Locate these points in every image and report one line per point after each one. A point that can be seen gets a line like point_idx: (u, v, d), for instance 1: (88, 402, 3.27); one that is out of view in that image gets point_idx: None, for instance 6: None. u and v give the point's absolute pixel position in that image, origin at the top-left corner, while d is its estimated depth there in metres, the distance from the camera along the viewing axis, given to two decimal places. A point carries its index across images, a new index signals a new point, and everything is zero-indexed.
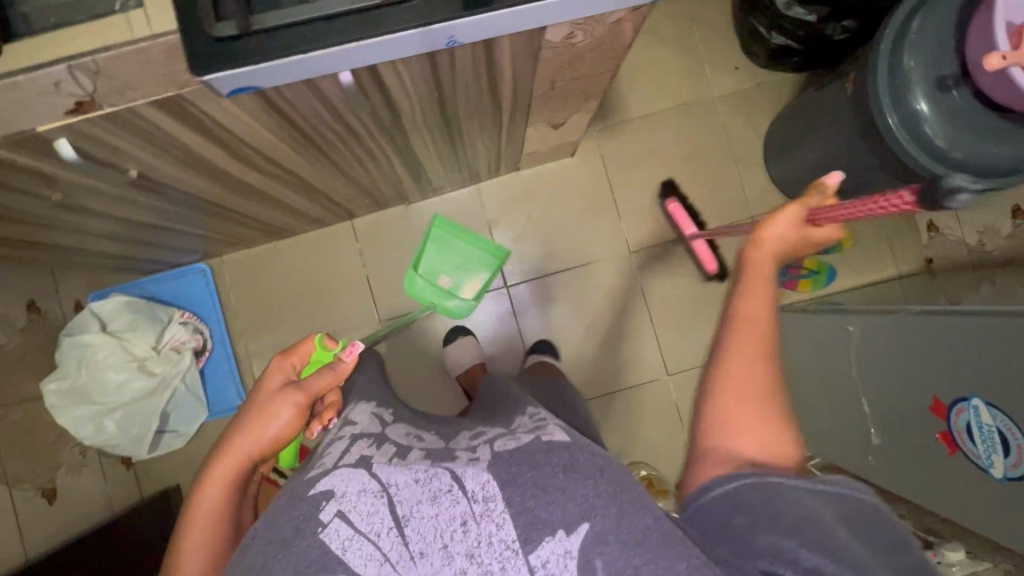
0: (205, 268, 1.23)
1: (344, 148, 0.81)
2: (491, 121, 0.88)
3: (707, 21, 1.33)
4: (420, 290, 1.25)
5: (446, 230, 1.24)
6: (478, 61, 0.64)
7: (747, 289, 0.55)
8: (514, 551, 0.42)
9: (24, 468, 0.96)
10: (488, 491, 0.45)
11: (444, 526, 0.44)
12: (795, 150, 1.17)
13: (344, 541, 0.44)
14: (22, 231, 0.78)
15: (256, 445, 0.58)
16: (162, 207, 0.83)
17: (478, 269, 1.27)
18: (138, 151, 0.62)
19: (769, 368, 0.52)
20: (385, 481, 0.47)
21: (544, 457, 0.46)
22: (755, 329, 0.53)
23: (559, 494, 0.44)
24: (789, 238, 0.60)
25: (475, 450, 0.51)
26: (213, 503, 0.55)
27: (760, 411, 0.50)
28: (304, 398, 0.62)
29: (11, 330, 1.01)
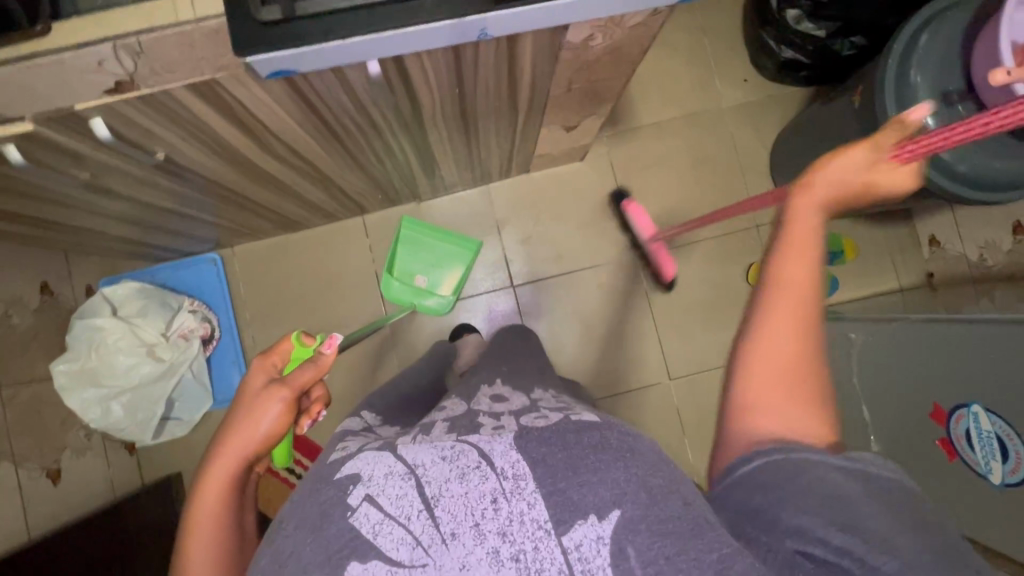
0: (217, 258, 1.24)
1: (363, 141, 0.83)
2: (506, 121, 0.90)
3: (717, 34, 1.36)
4: (396, 292, 1.25)
5: (417, 230, 1.25)
6: (501, 57, 0.66)
7: (785, 253, 0.48)
8: (547, 532, 0.42)
9: (30, 446, 0.96)
10: (518, 469, 0.46)
11: (475, 504, 0.44)
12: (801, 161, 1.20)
13: (375, 525, 0.44)
14: (45, 210, 0.79)
15: (247, 447, 0.56)
16: (183, 193, 0.84)
17: (451, 265, 1.27)
18: (168, 133, 0.64)
19: (808, 343, 0.46)
20: (411, 462, 0.48)
21: (574, 437, 0.48)
22: (794, 301, 0.46)
23: (591, 475, 0.45)
24: (849, 186, 0.50)
25: (499, 419, 0.55)
26: (210, 506, 0.54)
27: (796, 389, 0.45)
28: (290, 393, 0.60)
29: (24, 310, 1.02)
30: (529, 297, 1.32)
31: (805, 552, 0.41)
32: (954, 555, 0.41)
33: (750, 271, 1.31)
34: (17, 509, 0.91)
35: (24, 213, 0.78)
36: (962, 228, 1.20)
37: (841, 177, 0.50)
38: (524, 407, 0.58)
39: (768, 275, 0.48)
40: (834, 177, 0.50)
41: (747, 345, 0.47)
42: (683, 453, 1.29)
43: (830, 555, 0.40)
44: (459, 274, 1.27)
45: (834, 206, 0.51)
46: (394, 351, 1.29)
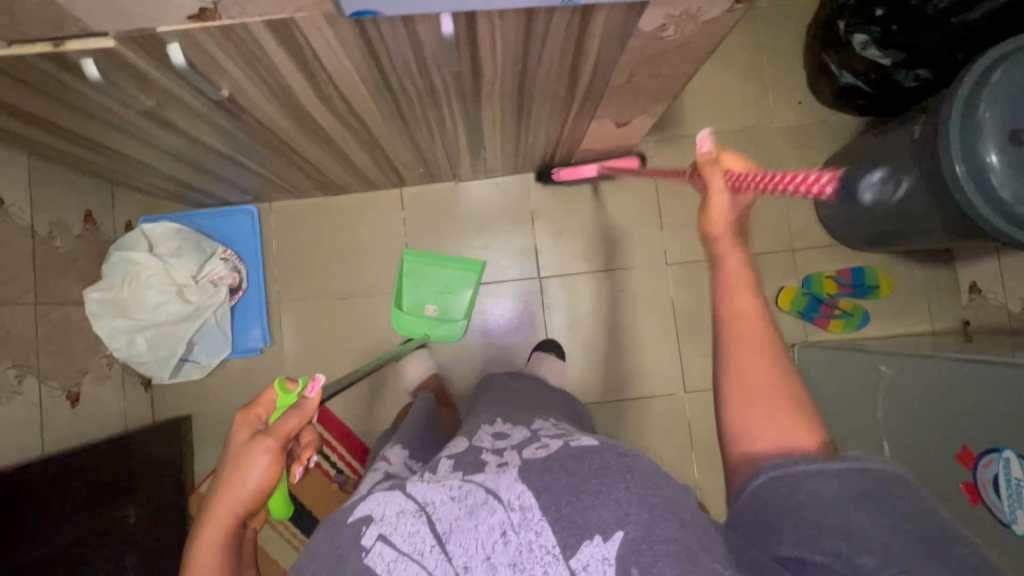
0: (253, 211, 1.26)
1: (419, 107, 0.84)
2: (560, 106, 0.90)
3: (777, 51, 1.34)
4: (408, 325, 1.27)
5: (418, 262, 1.27)
6: (572, 31, 0.66)
7: (730, 285, 0.51)
8: (556, 557, 0.46)
9: (56, 367, 0.99)
10: (524, 501, 0.50)
11: (484, 537, 0.48)
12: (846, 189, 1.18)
13: (389, 563, 0.47)
14: (104, 135, 0.81)
15: (237, 503, 0.58)
16: (237, 136, 0.86)
17: (460, 290, 1.28)
18: (236, 70, 0.65)
19: (774, 365, 0.48)
20: (421, 500, 0.52)
21: (575, 463, 0.52)
22: (752, 334, 0.49)
23: (593, 499, 0.48)
24: (734, 213, 0.54)
25: (502, 455, 0.59)
26: (207, 562, 0.56)
27: (774, 408, 0.47)
28: (274, 442, 0.59)
29: (67, 234, 1.05)
30: (556, 294, 1.32)
31: (803, 559, 0.42)
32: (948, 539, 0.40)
33: (781, 293, 1.29)
34: (37, 423, 0.93)
35: (79, 131, 0.80)
36: (1007, 278, 1.16)
37: (725, 214, 0.53)
38: (523, 440, 0.62)
39: (722, 318, 0.51)
40: (720, 215, 0.53)
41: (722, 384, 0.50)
42: (688, 468, 1.28)
43: (828, 560, 0.41)
44: (468, 297, 1.28)
45: (737, 235, 0.53)
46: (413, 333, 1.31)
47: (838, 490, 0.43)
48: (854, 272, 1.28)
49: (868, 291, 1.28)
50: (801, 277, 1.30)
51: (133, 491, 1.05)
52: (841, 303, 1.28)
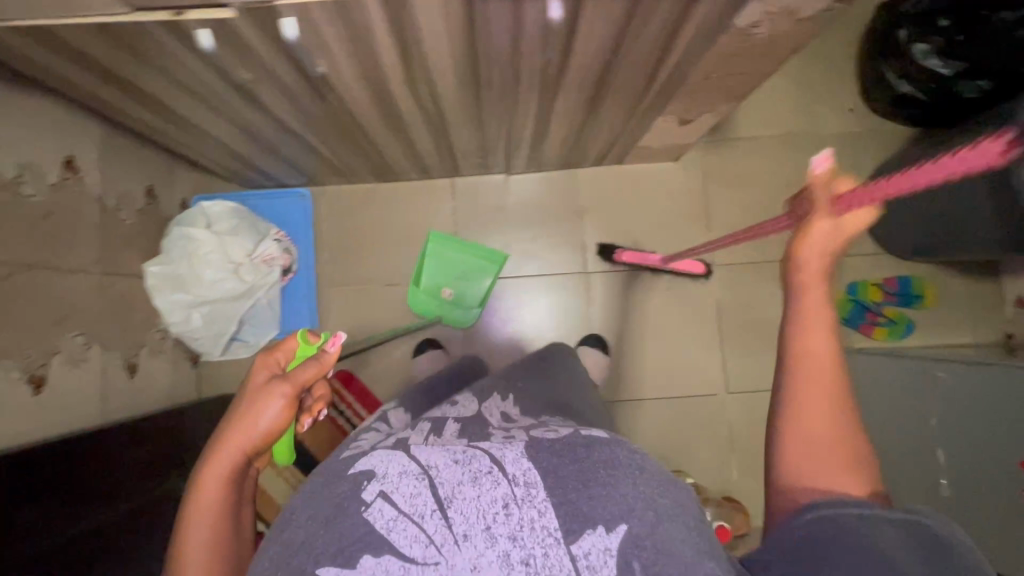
0: (305, 194, 1.27)
1: (499, 94, 0.85)
2: (634, 100, 0.91)
3: (830, 58, 1.35)
4: (423, 304, 1.29)
5: (441, 245, 1.28)
6: (670, 22, 0.67)
7: (805, 329, 0.54)
8: (557, 540, 0.46)
9: (116, 338, 1.00)
10: (529, 477, 0.50)
11: (486, 507, 0.48)
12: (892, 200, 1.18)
13: (388, 522, 0.47)
14: (189, 108, 0.82)
15: (245, 441, 0.57)
16: (315, 116, 0.87)
17: (478, 278, 1.29)
18: (339, 47, 0.66)
19: (833, 418, 0.52)
20: (425, 463, 0.50)
21: (584, 452, 0.52)
22: (821, 383, 0.53)
23: (599, 488, 0.49)
24: (837, 235, 0.55)
25: (510, 431, 0.61)
26: (210, 501, 0.55)
27: (833, 451, 0.52)
28: (291, 389, 0.60)
29: (131, 207, 1.06)
30: (600, 289, 1.33)
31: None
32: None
33: None
34: (97, 392, 0.95)
35: (166, 103, 0.81)
36: None
37: (823, 241, 0.55)
38: (532, 423, 0.65)
39: (789, 361, 0.54)
40: (817, 241, 0.55)
41: (778, 428, 0.54)
42: (726, 469, 1.28)
43: None
44: (484, 286, 1.29)
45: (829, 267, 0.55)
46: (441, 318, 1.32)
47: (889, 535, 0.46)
48: (900, 281, 1.28)
49: (913, 301, 1.28)
50: (846, 283, 1.30)
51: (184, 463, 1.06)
52: (886, 312, 1.28)
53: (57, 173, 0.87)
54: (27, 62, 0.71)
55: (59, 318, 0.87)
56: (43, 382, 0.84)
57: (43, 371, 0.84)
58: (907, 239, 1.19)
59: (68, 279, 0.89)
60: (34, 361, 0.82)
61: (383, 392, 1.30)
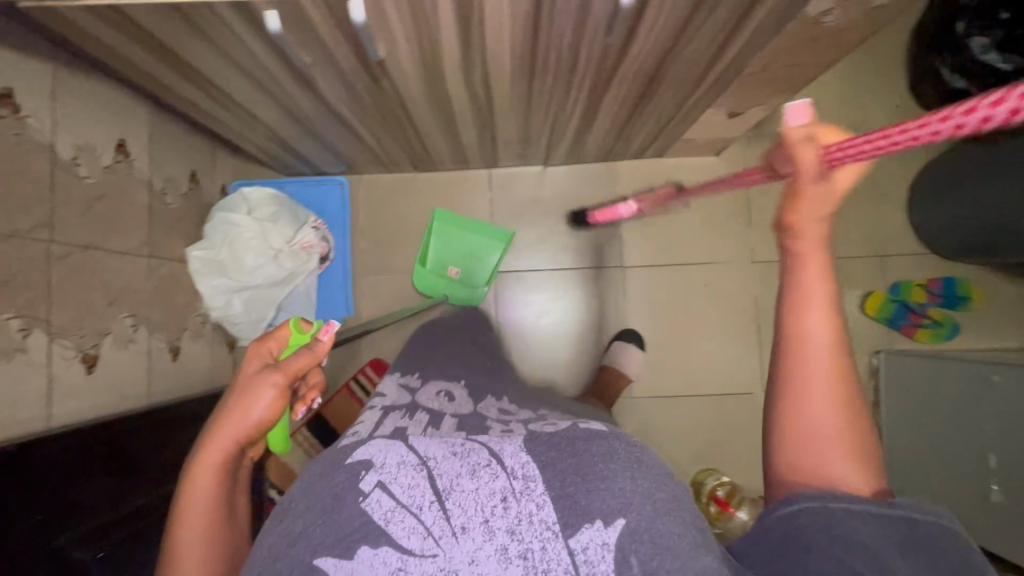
0: (344, 182, 1.27)
1: (551, 83, 0.84)
2: (687, 91, 0.89)
3: (879, 53, 1.31)
4: (429, 282, 1.29)
5: (448, 222, 1.28)
6: (738, 9, 0.65)
7: (805, 308, 0.49)
8: (555, 534, 0.42)
9: (161, 321, 1.01)
10: (528, 470, 0.46)
11: (484, 500, 0.44)
12: (937, 201, 1.15)
13: (387, 513, 0.43)
14: (243, 92, 0.82)
15: (239, 429, 0.56)
16: (366, 102, 0.86)
17: (484, 256, 1.29)
18: (401, 30, 0.65)
19: (837, 403, 0.48)
20: (423, 455, 0.47)
21: (583, 445, 0.48)
22: (820, 367, 0.48)
23: (599, 481, 0.44)
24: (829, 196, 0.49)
25: (508, 424, 0.58)
26: (204, 491, 0.54)
27: (834, 443, 0.48)
28: (283, 377, 0.60)
29: (176, 192, 1.07)
30: (637, 284, 1.31)
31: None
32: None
33: (869, 299, 1.27)
34: (142, 374, 0.96)
35: (221, 87, 0.81)
36: None
37: (817, 205, 0.49)
38: (530, 417, 0.62)
39: (787, 344, 0.50)
40: (811, 208, 0.49)
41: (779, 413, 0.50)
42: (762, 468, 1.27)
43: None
44: (492, 264, 1.29)
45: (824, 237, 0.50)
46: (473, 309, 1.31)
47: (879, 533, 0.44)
48: (946, 282, 1.25)
49: (958, 303, 1.25)
50: (889, 283, 1.28)
51: None
52: (930, 313, 1.25)
53: (109, 156, 0.88)
54: (90, 42, 0.71)
55: (111, 300, 0.88)
56: (95, 361, 0.85)
57: (95, 351, 0.85)
58: (953, 240, 1.16)
59: (119, 261, 0.90)
60: (87, 340, 0.83)
61: None
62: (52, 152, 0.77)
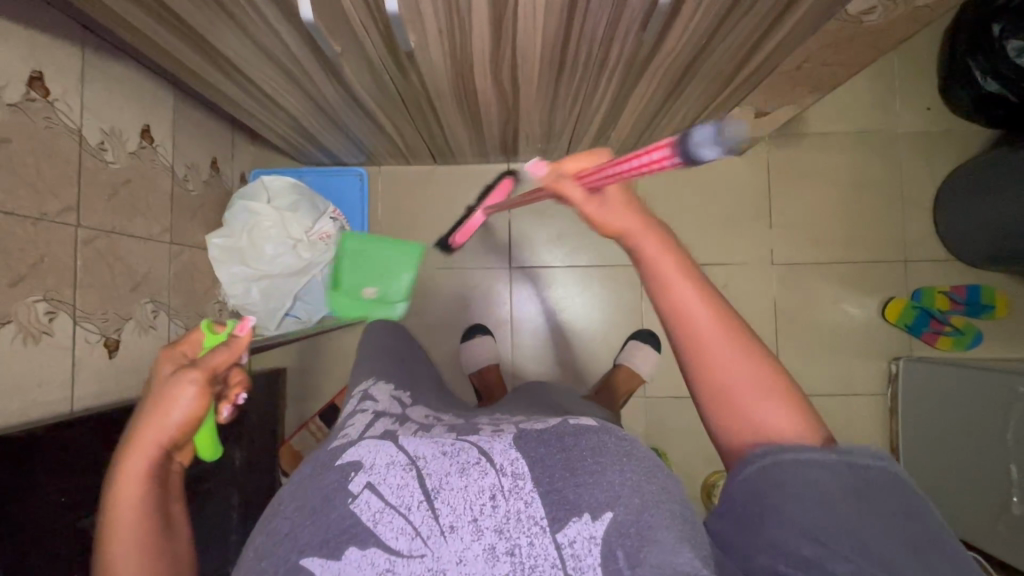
0: (363, 173, 1.28)
1: (580, 77, 0.82)
2: (716, 90, 0.87)
3: (911, 53, 1.28)
4: (344, 307, 1.12)
5: (360, 243, 1.15)
6: (778, 6, 0.63)
7: (674, 281, 0.48)
8: (543, 529, 0.42)
9: (180, 307, 1.01)
10: (517, 467, 0.46)
11: (473, 499, 0.44)
12: (965, 208, 1.13)
13: (376, 514, 0.43)
14: (268, 79, 0.82)
15: (161, 434, 0.50)
16: (391, 93, 0.85)
17: (399, 274, 1.12)
18: (433, 21, 0.64)
19: (736, 354, 0.47)
20: (413, 454, 0.48)
21: (572, 440, 0.48)
22: (710, 330, 0.47)
23: (587, 477, 0.44)
24: (620, 202, 0.51)
25: (499, 426, 0.57)
26: (131, 504, 0.48)
27: (754, 394, 0.46)
28: (202, 374, 0.53)
29: (198, 178, 1.07)
30: None
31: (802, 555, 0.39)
32: (922, 528, 0.39)
33: (889, 304, 1.25)
34: None
35: (248, 74, 0.80)
36: None
37: (617, 213, 0.50)
38: (523, 419, 0.61)
39: (676, 321, 0.48)
40: (614, 219, 0.50)
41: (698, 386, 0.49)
42: None
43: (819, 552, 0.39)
44: (407, 281, 1.11)
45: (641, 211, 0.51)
46: (488, 303, 1.31)
47: (823, 480, 0.41)
48: (970, 290, 1.23)
49: (982, 311, 1.23)
50: (910, 290, 1.27)
51: (240, 434, 1.09)
52: (952, 321, 1.23)
53: (135, 141, 0.88)
54: (120, 26, 0.70)
55: (133, 285, 0.88)
56: (117, 346, 0.85)
57: (118, 336, 0.86)
58: (979, 249, 1.14)
59: (142, 247, 0.90)
60: (110, 325, 0.84)
61: None
62: (80, 137, 0.77)
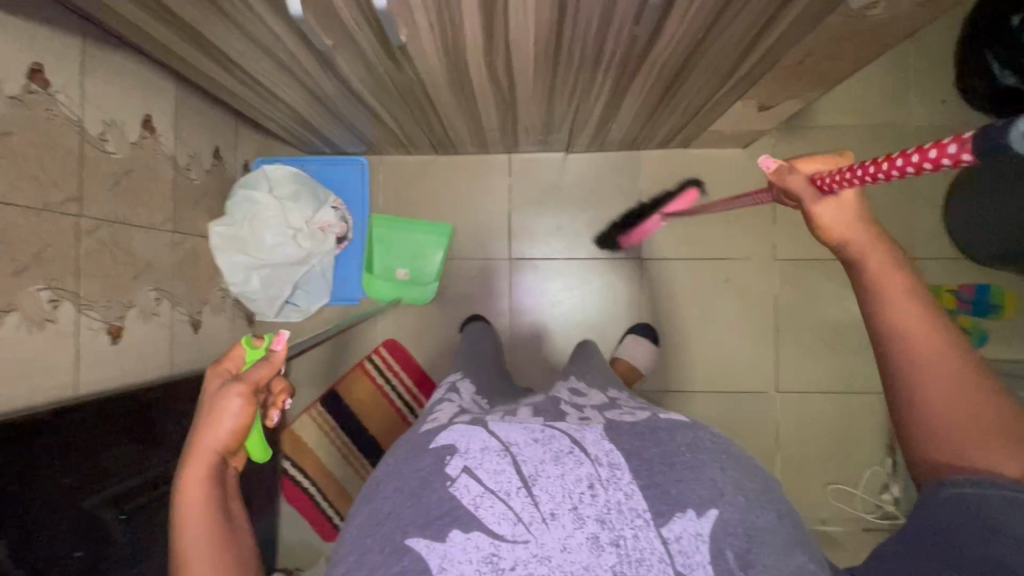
0: (364, 163, 1.28)
1: (574, 70, 0.81)
2: (717, 82, 0.85)
3: (926, 43, 1.24)
4: (381, 289, 1.30)
5: (387, 228, 1.30)
6: (776, 2, 0.62)
7: (897, 303, 0.49)
8: (647, 522, 0.43)
9: (184, 295, 1.04)
10: (613, 458, 0.46)
11: (571, 487, 0.44)
12: (979, 207, 1.09)
13: (475, 498, 0.44)
14: (264, 71, 0.82)
15: (215, 442, 0.53)
16: (387, 85, 0.85)
17: (428, 254, 1.30)
18: (425, 14, 0.64)
19: (964, 387, 0.46)
20: (505, 440, 0.48)
21: (668, 434, 0.48)
22: (932, 357, 0.47)
23: (687, 471, 0.45)
24: (850, 218, 0.53)
25: (583, 410, 0.57)
26: (194, 506, 0.51)
27: (980, 430, 0.45)
28: (245, 386, 0.55)
29: (200, 167, 1.08)
30: (656, 277, 1.30)
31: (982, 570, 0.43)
32: None
33: None
34: (164, 345, 0.99)
35: (245, 67, 0.81)
36: None
37: (840, 219, 0.53)
38: (604, 402, 0.60)
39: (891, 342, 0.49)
40: (836, 224, 0.53)
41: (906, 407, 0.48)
42: (770, 466, 1.27)
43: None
44: (436, 260, 1.29)
45: (875, 232, 0.52)
46: (488, 294, 1.31)
47: None
48: (979, 289, 1.22)
49: (990, 310, 1.21)
50: None
51: None
52: (960, 320, 1.22)
53: (136, 132, 0.89)
54: (115, 18, 0.71)
55: (136, 273, 0.90)
56: (120, 333, 0.88)
57: (121, 323, 0.88)
58: (990, 248, 1.11)
59: (144, 236, 0.92)
60: (112, 312, 0.86)
61: (428, 364, 1.32)
62: (81, 127, 0.79)
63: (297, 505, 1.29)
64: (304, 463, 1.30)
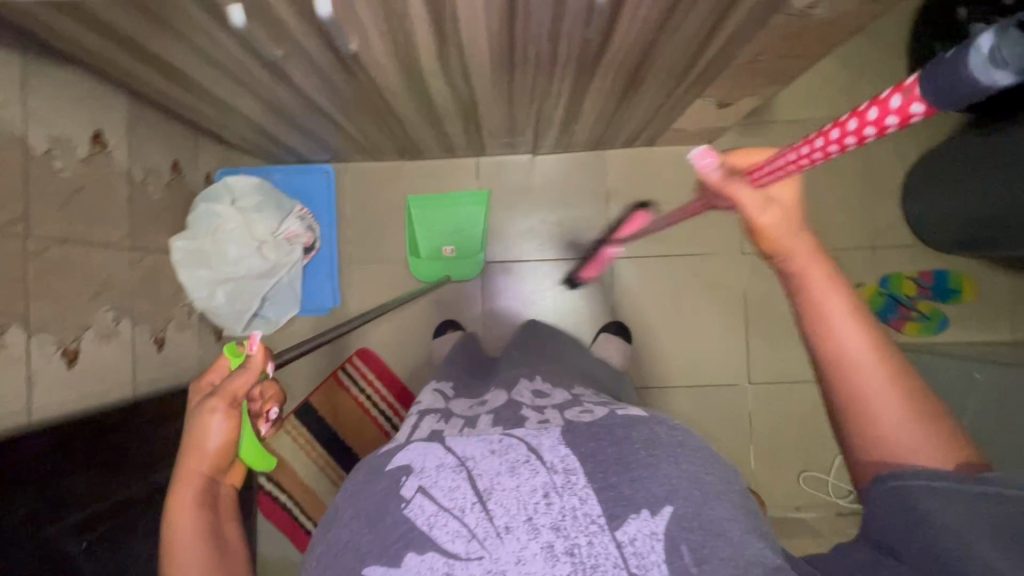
0: (329, 170, 1.26)
1: (531, 74, 0.81)
2: (673, 82, 0.86)
3: (879, 37, 1.27)
4: (428, 269, 1.28)
5: (426, 206, 1.29)
6: (722, 3, 0.63)
7: (828, 308, 0.50)
8: (601, 527, 0.42)
9: (147, 313, 1.01)
10: (568, 463, 0.46)
11: (526, 498, 0.44)
12: (934, 196, 1.12)
13: (430, 518, 0.43)
14: (216, 82, 0.80)
15: (202, 462, 0.52)
16: (344, 93, 0.84)
17: (471, 224, 1.28)
18: (373, 22, 0.63)
19: (890, 387, 0.48)
20: (461, 455, 0.47)
21: (623, 433, 0.49)
22: (864, 361, 0.48)
23: (642, 471, 0.45)
24: (787, 223, 0.53)
25: (543, 413, 0.56)
26: (182, 535, 0.50)
27: (907, 427, 0.47)
28: (223, 402, 0.52)
29: (159, 181, 1.06)
30: (626, 275, 1.31)
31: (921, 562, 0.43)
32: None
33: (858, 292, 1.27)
34: (127, 365, 0.97)
35: (195, 78, 0.79)
36: None
37: (780, 227, 0.52)
38: (566, 401, 0.60)
39: (826, 348, 0.50)
40: (776, 230, 0.53)
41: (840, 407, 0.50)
42: (745, 456, 1.29)
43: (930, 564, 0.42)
44: (479, 229, 1.28)
45: (808, 238, 0.52)
46: (461, 298, 1.31)
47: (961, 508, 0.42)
48: (937, 275, 1.25)
49: (948, 295, 1.25)
50: (879, 276, 1.27)
51: None
52: (919, 306, 1.26)
53: (86, 148, 0.87)
54: (54, 33, 0.69)
55: (93, 293, 0.88)
56: (76, 355, 0.86)
57: (77, 345, 0.85)
58: (946, 234, 1.14)
59: (101, 254, 0.89)
60: (68, 334, 0.83)
61: (403, 371, 1.30)
62: (25, 145, 0.76)
63: (275, 520, 1.28)
64: (280, 477, 1.28)
